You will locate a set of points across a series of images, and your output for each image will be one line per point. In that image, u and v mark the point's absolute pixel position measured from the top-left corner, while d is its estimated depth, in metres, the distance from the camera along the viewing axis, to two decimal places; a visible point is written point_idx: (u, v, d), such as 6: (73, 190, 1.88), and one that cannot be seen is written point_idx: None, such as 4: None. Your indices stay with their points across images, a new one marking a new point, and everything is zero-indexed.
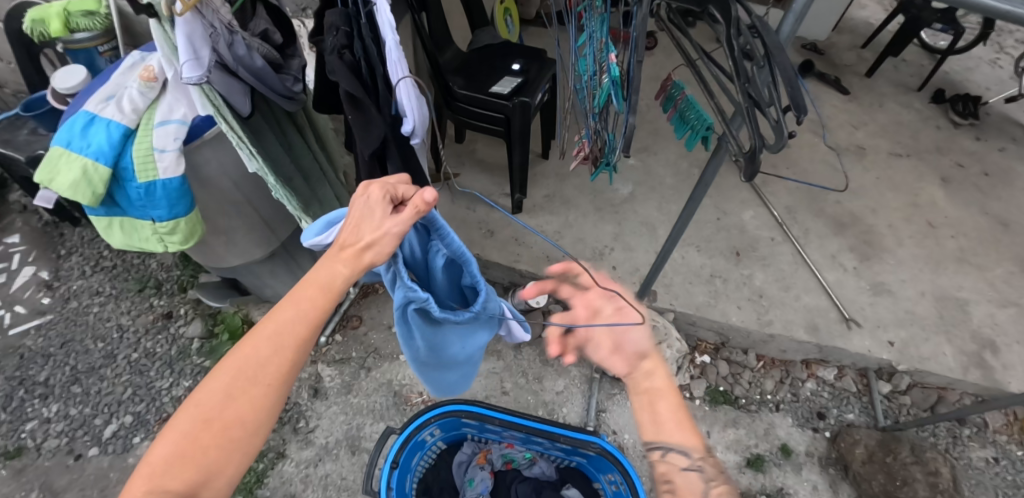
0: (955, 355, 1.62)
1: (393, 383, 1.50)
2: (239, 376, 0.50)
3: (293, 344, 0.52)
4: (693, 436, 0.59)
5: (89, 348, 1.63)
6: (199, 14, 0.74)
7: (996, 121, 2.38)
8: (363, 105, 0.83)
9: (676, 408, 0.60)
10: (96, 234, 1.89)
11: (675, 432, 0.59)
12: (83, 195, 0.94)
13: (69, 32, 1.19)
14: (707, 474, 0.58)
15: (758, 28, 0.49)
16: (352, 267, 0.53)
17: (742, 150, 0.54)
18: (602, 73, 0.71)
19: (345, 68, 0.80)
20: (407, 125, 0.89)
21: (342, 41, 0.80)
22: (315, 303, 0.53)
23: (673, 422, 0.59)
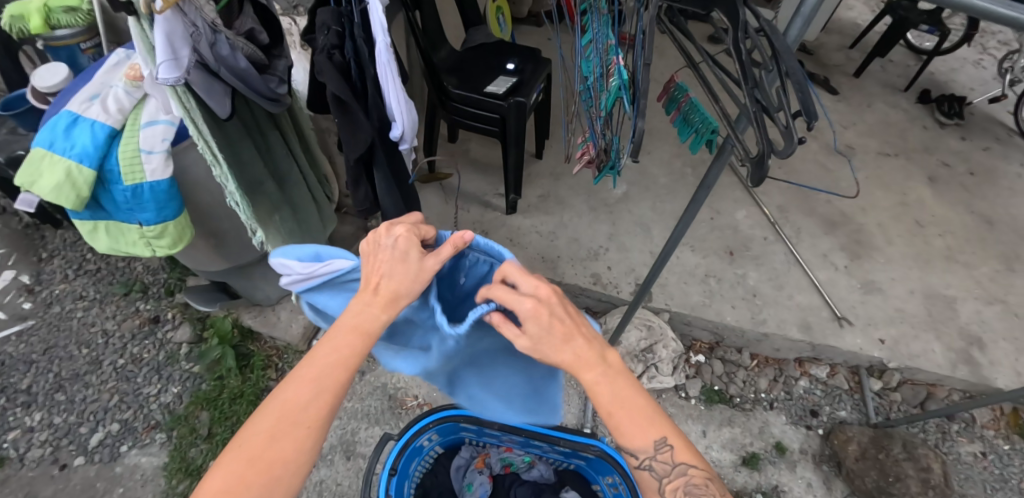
0: (944, 352, 1.65)
1: (388, 386, 1.48)
2: (283, 412, 0.49)
3: (338, 385, 0.52)
4: (642, 442, 0.54)
5: (74, 354, 1.60)
6: (180, 13, 0.71)
7: (979, 121, 2.43)
8: (350, 109, 0.79)
9: (634, 414, 0.54)
10: (79, 236, 1.85)
11: (626, 437, 0.54)
12: (67, 199, 0.92)
13: (50, 28, 1.17)
14: (659, 472, 0.55)
15: (766, 30, 0.48)
16: (388, 309, 0.55)
17: (748, 155, 0.53)
18: (610, 75, 0.69)
19: (332, 71, 0.75)
20: (395, 130, 0.87)
21: (332, 41, 0.76)
22: (349, 348, 0.53)
23: (616, 434, 0.55)
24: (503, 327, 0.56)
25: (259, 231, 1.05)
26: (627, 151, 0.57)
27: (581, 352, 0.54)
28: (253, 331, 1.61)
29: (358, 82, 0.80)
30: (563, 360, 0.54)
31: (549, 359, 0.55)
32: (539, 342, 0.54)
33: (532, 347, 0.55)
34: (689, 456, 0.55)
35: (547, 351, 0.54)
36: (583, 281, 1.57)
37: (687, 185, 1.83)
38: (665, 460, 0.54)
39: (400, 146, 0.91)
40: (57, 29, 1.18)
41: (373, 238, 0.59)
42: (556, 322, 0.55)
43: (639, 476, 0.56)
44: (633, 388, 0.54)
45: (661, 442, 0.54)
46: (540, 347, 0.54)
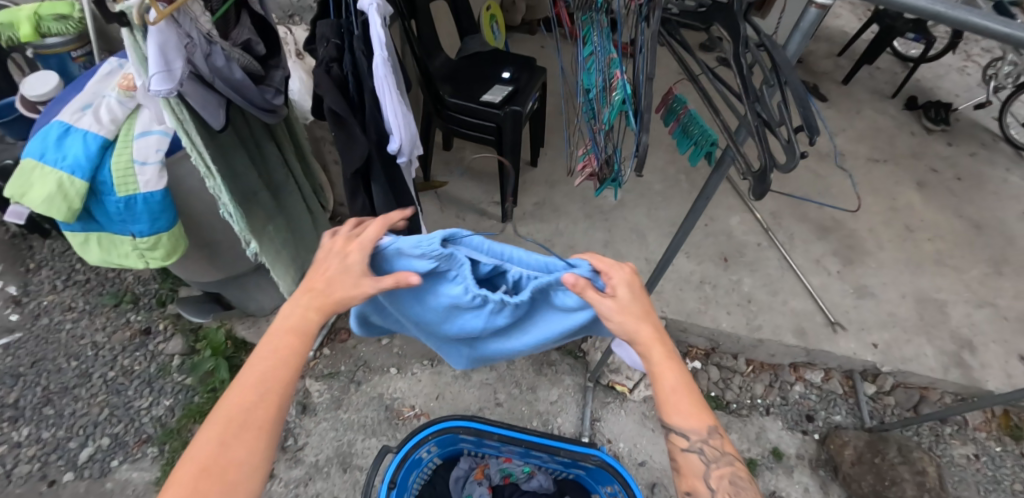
0: (936, 356, 1.66)
1: (384, 397, 1.46)
2: (229, 421, 0.49)
3: (283, 382, 0.53)
4: (697, 423, 0.55)
5: (62, 367, 1.57)
6: (174, 23, 0.69)
7: (965, 127, 2.47)
8: (346, 122, 0.78)
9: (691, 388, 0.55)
10: (68, 246, 1.83)
11: (682, 412, 0.54)
12: (58, 211, 0.91)
13: (41, 36, 1.19)
14: (708, 456, 0.55)
15: (767, 45, 0.48)
16: (324, 308, 0.55)
17: (750, 169, 0.53)
18: (612, 89, 0.68)
19: (329, 85, 0.75)
20: (393, 144, 0.84)
21: (331, 54, 0.75)
22: (289, 348, 0.54)
23: (672, 416, 0.55)
24: (586, 290, 0.52)
25: (253, 242, 1.04)
26: (631, 165, 0.58)
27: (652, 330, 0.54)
28: (247, 342, 1.60)
29: (355, 94, 0.79)
30: (639, 334, 0.54)
31: (625, 329, 0.54)
32: (628, 304, 0.53)
33: (618, 310, 0.53)
34: (732, 448, 0.56)
35: (628, 314, 0.53)
36: None
37: (681, 193, 1.84)
38: (714, 447, 0.55)
39: (397, 159, 0.88)
40: (47, 37, 1.20)
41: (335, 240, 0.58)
42: (638, 294, 0.55)
43: (685, 461, 0.56)
44: (686, 373, 0.55)
45: (711, 426, 0.55)
46: (627, 311, 0.53)
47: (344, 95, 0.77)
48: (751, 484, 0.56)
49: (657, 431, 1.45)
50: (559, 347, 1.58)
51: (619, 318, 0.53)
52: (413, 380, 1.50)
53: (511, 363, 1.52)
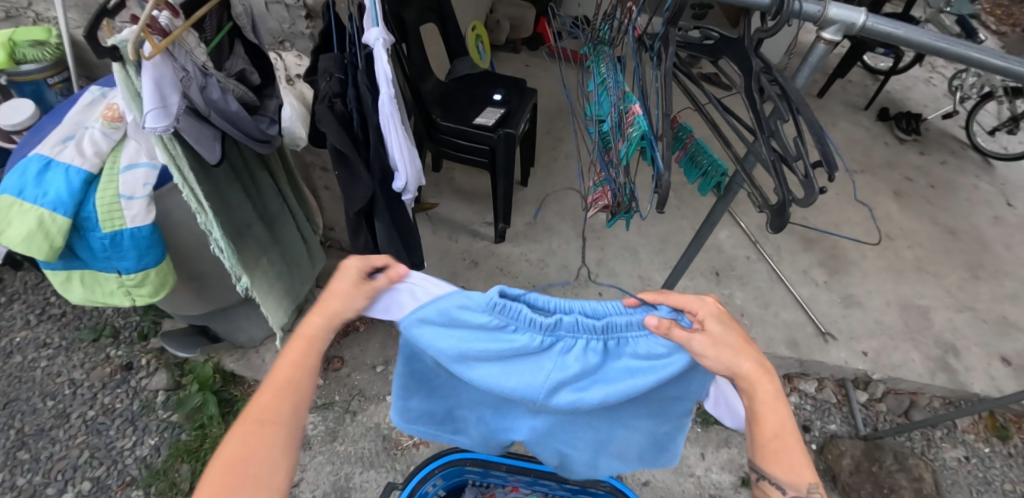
0: (923, 361, 1.70)
1: (381, 427, 1.43)
2: (246, 419, 0.53)
3: (291, 384, 0.56)
4: (793, 478, 0.55)
5: (37, 407, 1.49)
6: (170, 57, 0.66)
7: (934, 136, 2.57)
8: (348, 160, 0.76)
9: (788, 438, 0.56)
10: (42, 279, 1.76)
11: (777, 462, 0.55)
12: (39, 250, 0.87)
13: (14, 63, 1.26)
14: None
15: (778, 78, 0.50)
16: (329, 314, 0.58)
17: (767, 203, 0.54)
18: (627, 125, 0.63)
19: (332, 121, 0.72)
20: (398, 182, 0.81)
21: (333, 90, 0.72)
22: (298, 352, 0.57)
23: (769, 461, 0.56)
24: (671, 330, 0.56)
25: (244, 277, 1.00)
26: (653, 204, 0.57)
27: (756, 362, 0.57)
28: (237, 375, 1.54)
29: (359, 129, 0.76)
30: (743, 368, 0.56)
31: (729, 365, 0.56)
32: (720, 339, 0.56)
33: (709, 343, 0.56)
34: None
35: (721, 346, 0.56)
36: None
37: (670, 208, 1.87)
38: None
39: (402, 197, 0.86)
40: (23, 63, 1.27)
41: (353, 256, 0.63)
42: (735, 333, 0.57)
43: None
44: (791, 417, 0.56)
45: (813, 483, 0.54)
46: (720, 344, 0.56)
47: (347, 132, 0.74)
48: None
49: None
50: None
51: (711, 351, 0.56)
52: None
53: None
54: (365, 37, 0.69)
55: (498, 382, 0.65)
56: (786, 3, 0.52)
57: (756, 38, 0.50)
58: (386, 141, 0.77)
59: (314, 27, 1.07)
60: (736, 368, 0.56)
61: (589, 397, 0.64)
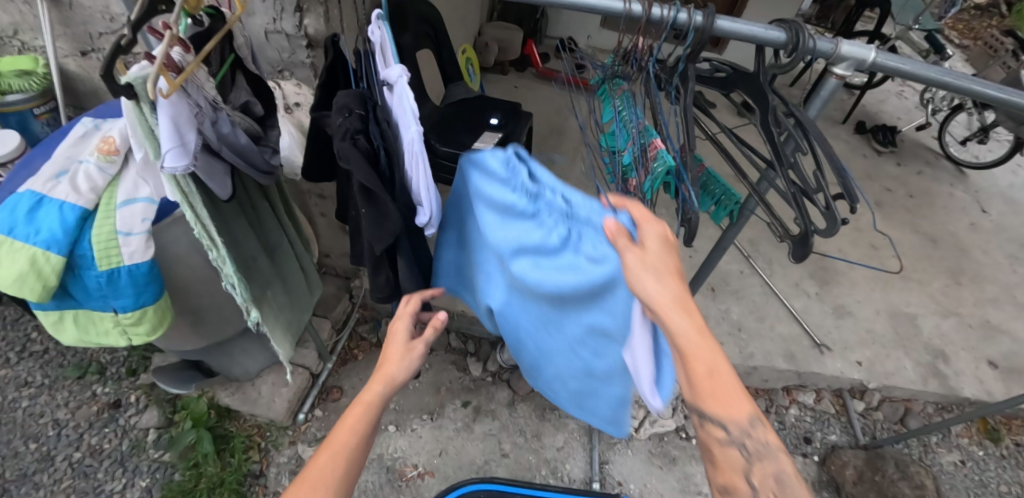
0: (915, 368, 1.74)
1: (384, 457, 1.40)
2: (304, 478, 0.55)
3: (348, 444, 0.58)
4: (727, 417, 0.47)
5: (19, 451, 1.42)
6: (185, 94, 0.64)
7: (909, 147, 2.67)
8: (377, 197, 0.66)
9: (722, 381, 0.47)
10: (22, 314, 1.70)
11: (716, 402, 0.47)
12: (31, 290, 0.84)
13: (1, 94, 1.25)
14: (749, 450, 0.47)
15: (794, 112, 0.54)
16: (384, 383, 0.64)
17: (788, 233, 0.58)
18: (650, 158, 0.64)
19: (358, 157, 0.63)
20: (422, 216, 0.74)
21: (355, 125, 0.64)
22: (354, 417, 0.60)
23: (703, 399, 0.47)
24: (616, 236, 0.52)
25: (254, 311, 0.94)
26: (681, 238, 0.61)
27: (679, 294, 0.49)
28: (232, 409, 1.49)
29: (386, 167, 0.71)
30: (659, 296, 0.49)
31: (645, 289, 0.50)
32: (648, 259, 0.50)
33: (639, 262, 0.50)
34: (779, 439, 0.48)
35: (642, 266, 0.50)
36: None
37: (673, 228, 1.91)
38: (754, 439, 0.47)
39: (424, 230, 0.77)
40: (9, 93, 1.26)
41: (398, 315, 0.73)
42: (666, 264, 0.51)
43: (721, 453, 0.48)
44: (723, 355, 0.47)
45: (753, 415, 0.47)
46: (649, 263, 0.50)
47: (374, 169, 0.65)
48: (802, 485, 0.46)
49: (665, 468, 1.45)
50: None
51: (636, 267, 0.50)
52: (414, 436, 1.45)
53: (514, 411, 1.51)
54: (388, 75, 0.65)
55: (494, 230, 0.70)
56: (802, 42, 0.55)
57: (769, 74, 0.54)
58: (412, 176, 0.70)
59: (315, 57, 1.07)
60: (655, 292, 0.48)
61: (543, 275, 0.67)
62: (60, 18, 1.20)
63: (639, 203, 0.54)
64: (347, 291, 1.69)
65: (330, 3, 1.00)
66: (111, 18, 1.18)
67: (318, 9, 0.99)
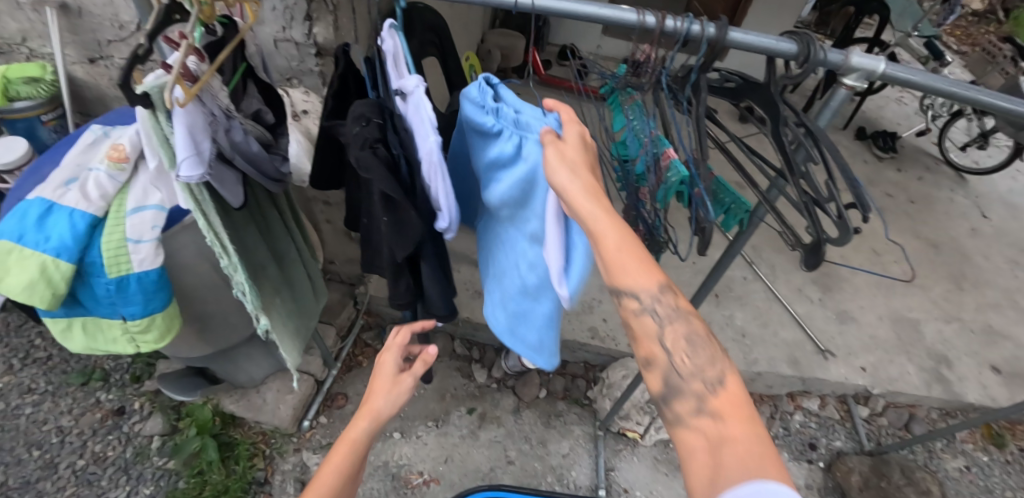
0: (919, 373, 1.74)
1: (389, 465, 1.40)
2: None
3: (332, 481, 0.62)
4: (644, 283, 0.51)
5: (22, 458, 1.42)
6: (199, 103, 0.65)
7: (910, 153, 2.68)
8: (397, 206, 0.67)
9: (632, 252, 0.52)
10: (25, 320, 1.69)
11: (632, 272, 0.51)
12: (40, 298, 0.84)
13: (9, 101, 1.26)
14: (662, 315, 0.51)
15: (803, 123, 0.55)
16: (368, 418, 0.68)
17: (800, 241, 0.59)
18: (662, 166, 0.65)
19: (379, 166, 0.63)
20: (442, 222, 0.74)
21: (373, 134, 0.64)
22: (339, 454, 0.65)
23: (617, 270, 0.51)
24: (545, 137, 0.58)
25: (263, 318, 0.95)
26: (694, 246, 0.63)
27: (590, 187, 0.54)
28: (236, 416, 1.49)
29: (407, 174, 0.69)
30: (570, 185, 0.53)
31: (557, 177, 0.54)
32: (567, 155, 0.55)
33: (558, 159, 0.55)
34: (688, 306, 0.53)
35: (561, 157, 0.55)
36: (582, 337, 1.57)
37: (688, 238, 1.93)
38: (665, 305, 0.52)
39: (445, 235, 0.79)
40: (16, 100, 1.27)
41: (388, 345, 0.78)
42: (581, 160, 0.56)
43: (638, 324, 0.52)
44: (629, 235, 0.51)
45: (664, 283, 0.52)
46: (566, 159, 0.55)
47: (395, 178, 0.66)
48: (709, 343, 0.51)
49: (670, 475, 1.46)
50: (565, 397, 1.59)
51: (555, 161, 0.55)
52: (419, 443, 1.45)
53: (520, 417, 1.51)
54: (406, 85, 0.65)
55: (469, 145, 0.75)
56: (813, 53, 0.56)
57: (779, 85, 0.55)
58: (431, 186, 0.71)
59: (324, 65, 1.08)
60: (562, 181, 0.53)
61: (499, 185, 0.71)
62: (69, 26, 1.20)
63: (570, 110, 0.60)
64: (351, 298, 1.69)
65: (339, 12, 1.01)
66: (120, 25, 1.19)
67: (327, 17, 1.00)
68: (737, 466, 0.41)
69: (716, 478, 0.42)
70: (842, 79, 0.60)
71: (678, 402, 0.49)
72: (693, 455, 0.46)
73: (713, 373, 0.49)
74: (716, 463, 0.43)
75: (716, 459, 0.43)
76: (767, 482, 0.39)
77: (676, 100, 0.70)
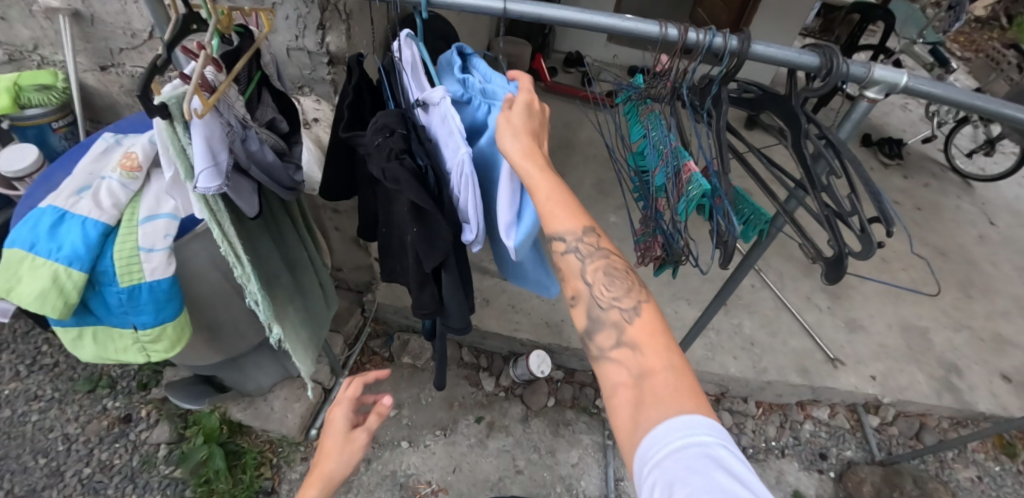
0: (929, 382, 1.73)
1: (397, 474, 1.39)
2: None
3: None
4: (570, 226, 0.60)
5: (28, 466, 1.42)
6: (216, 113, 0.65)
7: (915, 159, 2.67)
8: (427, 216, 0.67)
9: (559, 197, 0.60)
10: (32, 327, 1.69)
11: (558, 215, 0.60)
12: (53, 307, 0.84)
13: (20, 108, 1.25)
14: (583, 253, 0.61)
15: (826, 135, 0.55)
16: (318, 486, 0.74)
17: (821, 253, 0.59)
18: (684, 178, 0.65)
19: (409, 177, 0.62)
20: (470, 233, 0.73)
21: (399, 145, 0.64)
22: None
23: (549, 219, 0.60)
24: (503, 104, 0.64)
25: (276, 328, 0.95)
26: (717, 260, 0.63)
27: (533, 148, 0.60)
28: (243, 425, 1.49)
29: (434, 185, 0.68)
30: (512, 147, 0.60)
31: (503, 141, 0.61)
32: (515, 120, 0.61)
33: (507, 124, 0.61)
34: (608, 245, 0.63)
35: (509, 122, 0.61)
36: None
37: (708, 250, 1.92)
38: (588, 245, 0.61)
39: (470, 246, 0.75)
40: (27, 107, 1.27)
41: (339, 399, 0.80)
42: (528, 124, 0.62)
43: (564, 263, 0.62)
44: (557, 187, 0.59)
45: (587, 227, 0.61)
46: (514, 123, 0.61)
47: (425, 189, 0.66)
48: (624, 276, 0.61)
49: None
50: (573, 405, 1.58)
51: (505, 125, 0.61)
52: (427, 452, 1.44)
53: (528, 426, 1.50)
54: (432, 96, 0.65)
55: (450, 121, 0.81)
56: (836, 67, 0.57)
57: (800, 97, 0.55)
58: (458, 195, 0.70)
59: (336, 73, 1.08)
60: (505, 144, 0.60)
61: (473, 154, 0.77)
62: (81, 34, 1.21)
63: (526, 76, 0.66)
64: (359, 305, 1.68)
65: (352, 21, 1.01)
66: (132, 34, 1.19)
67: (340, 26, 1.00)
68: (655, 393, 0.49)
69: (639, 406, 0.50)
70: (865, 93, 0.61)
71: (601, 333, 0.58)
72: (617, 391, 0.53)
73: (629, 303, 0.59)
74: (638, 390, 0.51)
75: (637, 385, 0.51)
76: (691, 416, 0.45)
77: (697, 113, 0.70)
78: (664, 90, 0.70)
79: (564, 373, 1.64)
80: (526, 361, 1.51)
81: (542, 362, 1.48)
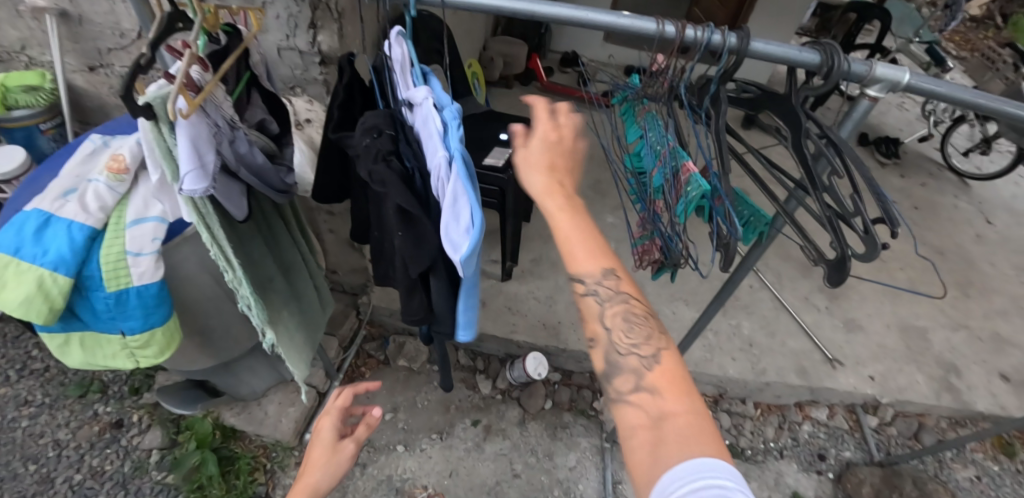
0: (928, 382, 1.72)
1: (393, 479, 1.38)
2: None
3: None
4: (592, 267, 0.54)
5: (18, 472, 1.39)
6: (203, 114, 0.63)
7: (912, 159, 2.67)
8: (415, 219, 0.65)
9: (585, 235, 0.55)
10: (22, 331, 1.67)
11: (577, 253, 0.54)
12: (37, 314, 0.82)
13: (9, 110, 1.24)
14: (603, 297, 0.55)
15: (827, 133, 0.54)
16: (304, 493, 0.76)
17: (823, 256, 0.58)
18: (683, 179, 0.63)
19: (395, 179, 0.61)
20: None
21: (386, 146, 0.62)
22: None
23: (570, 259, 0.55)
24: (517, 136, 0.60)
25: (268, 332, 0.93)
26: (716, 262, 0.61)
27: (554, 184, 0.56)
28: (237, 430, 1.47)
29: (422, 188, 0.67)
30: (535, 185, 0.56)
31: (529, 180, 0.57)
32: (532, 156, 0.58)
33: (525, 159, 0.58)
34: (629, 288, 0.56)
35: (529, 158, 0.58)
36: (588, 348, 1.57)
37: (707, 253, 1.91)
38: (610, 288, 0.55)
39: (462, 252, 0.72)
40: (15, 108, 1.25)
41: (328, 409, 0.85)
42: (549, 158, 0.58)
43: (583, 305, 0.56)
44: (583, 225, 0.55)
45: (610, 268, 0.54)
46: (530, 159, 0.58)
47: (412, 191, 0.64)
48: (643, 324, 0.56)
49: None
50: (571, 408, 1.57)
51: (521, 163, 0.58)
52: (423, 457, 1.42)
53: (525, 430, 1.48)
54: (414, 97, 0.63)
55: None
56: (836, 65, 0.56)
57: (801, 95, 0.54)
58: None
59: (328, 74, 1.06)
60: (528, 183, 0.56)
61: None
62: (69, 34, 1.19)
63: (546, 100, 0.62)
64: (354, 307, 1.66)
65: (344, 20, 1.00)
66: (121, 33, 1.17)
67: (332, 25, 0.98)
68: (679, 434, 0.44)
69: (657, 446, 0.45)
70: (866, 91, 0.59)
71: (619, 378, 0.53)
72: (635, 434, 0.47)
73: (649, 351, 0.54)
74: (657, 432, 0.46)
75: (655, 428, 0.46)
76: (712, 461, 0.42)
77: (694, 113, 0.69)
78: (661, 90, 0.69)
79: (562, 375, 1.63)
80: (522, 364, 1.50)
81: (539, 364, 1.47)
